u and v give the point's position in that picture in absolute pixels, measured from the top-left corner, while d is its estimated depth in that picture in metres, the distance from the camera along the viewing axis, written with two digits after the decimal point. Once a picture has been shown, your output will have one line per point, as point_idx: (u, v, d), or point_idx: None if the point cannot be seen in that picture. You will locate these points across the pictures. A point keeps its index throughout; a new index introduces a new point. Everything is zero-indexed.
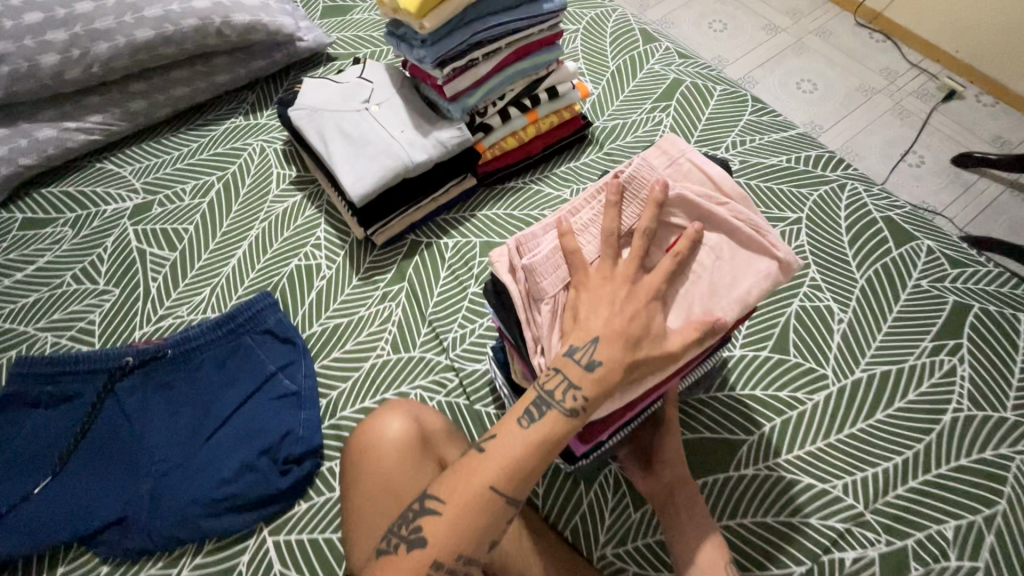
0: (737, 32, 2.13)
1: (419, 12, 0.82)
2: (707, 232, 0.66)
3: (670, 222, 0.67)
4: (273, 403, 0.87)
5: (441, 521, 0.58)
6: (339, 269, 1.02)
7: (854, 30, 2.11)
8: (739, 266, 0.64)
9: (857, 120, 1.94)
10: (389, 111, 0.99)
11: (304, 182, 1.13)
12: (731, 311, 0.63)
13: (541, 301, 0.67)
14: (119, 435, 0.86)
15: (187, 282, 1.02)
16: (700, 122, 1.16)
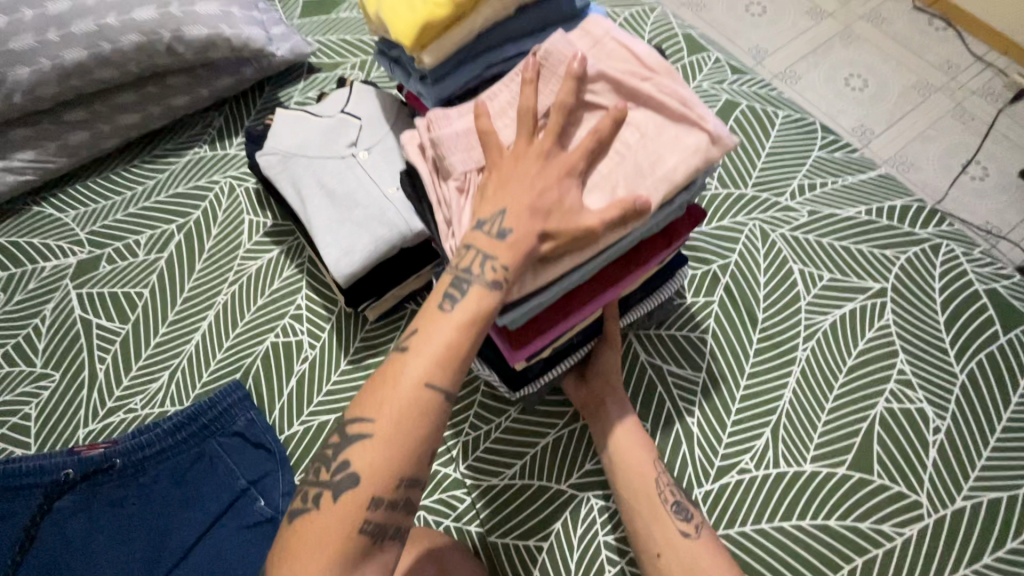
0: (778, 13, 1.84)
1: (415, 45, 0.63)
2: (631, 112, 0.59)
3: (592, 101, 0.59)
4: (246, 534, 0.73)
5: (370, 440, 0.48)
6: (324, 349, 0.85)
7: (910, 15, 1.79)
8: (664, 143, 0.57)
9: (913, 120, 1.65)
10: (381, 159, 0.79)
11: (281, 233, 0.94)
12: (657, 191, 0.56)
13: (450, 180, 0.60)
14: (59, 570, 0.71)
15: (142, 363, 0.85)
16: (759, 159, 0.96)
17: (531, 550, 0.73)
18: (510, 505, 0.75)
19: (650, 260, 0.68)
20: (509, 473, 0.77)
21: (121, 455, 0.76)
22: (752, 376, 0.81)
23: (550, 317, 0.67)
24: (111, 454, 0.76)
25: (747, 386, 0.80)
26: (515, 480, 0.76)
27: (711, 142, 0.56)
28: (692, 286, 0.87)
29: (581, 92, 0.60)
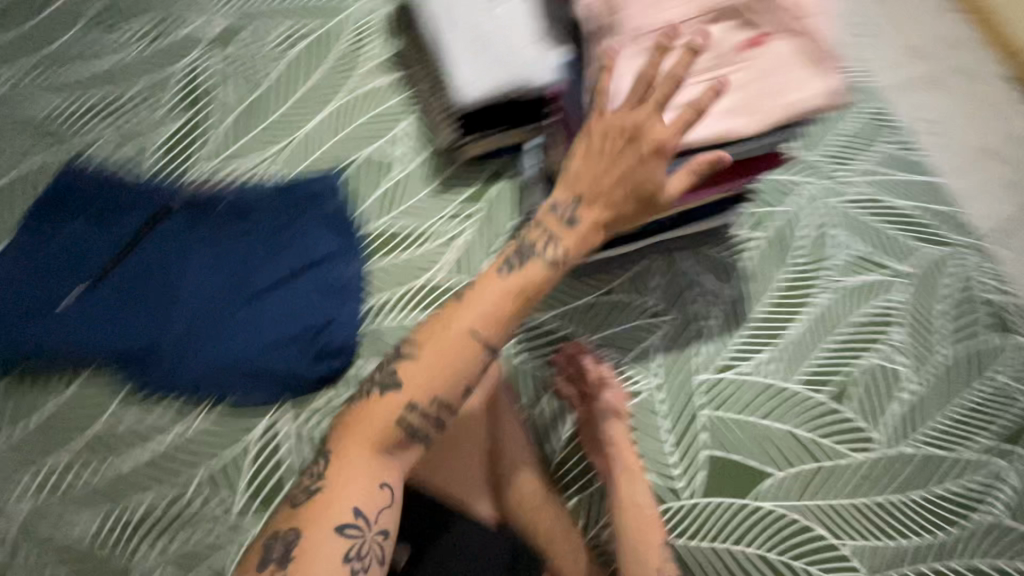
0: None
1: None
2: (777, 40, 0.63)
3: (751, 20, 0.63)
4: (313, 293, 0.83)
5: (417, 367, 0.57)
6: (417, 170, 0.94)
7: None
8: (792, 81, 0.62)
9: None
10: (520, 8, 0.86)
11: (402, 62, 1.01)
12: (768, 118, 0.62)
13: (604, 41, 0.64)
14: (157, 269, 0.83)
15: (258, 133, 0.95)
16: (833, 136, 1.04)
17: (547, 378, 0.86)
18: (541, 339, 0.88)
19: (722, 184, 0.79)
20: (545, 315, 0.89)
21: (228, 197, 0.88)
22: (771, 304, 0.92)
23: None
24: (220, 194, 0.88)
25: (763, 311, 0.92)
26: (550, 324, 0.88)
27: (831, 89, 0.62)
28: (744, 220, 0.97)
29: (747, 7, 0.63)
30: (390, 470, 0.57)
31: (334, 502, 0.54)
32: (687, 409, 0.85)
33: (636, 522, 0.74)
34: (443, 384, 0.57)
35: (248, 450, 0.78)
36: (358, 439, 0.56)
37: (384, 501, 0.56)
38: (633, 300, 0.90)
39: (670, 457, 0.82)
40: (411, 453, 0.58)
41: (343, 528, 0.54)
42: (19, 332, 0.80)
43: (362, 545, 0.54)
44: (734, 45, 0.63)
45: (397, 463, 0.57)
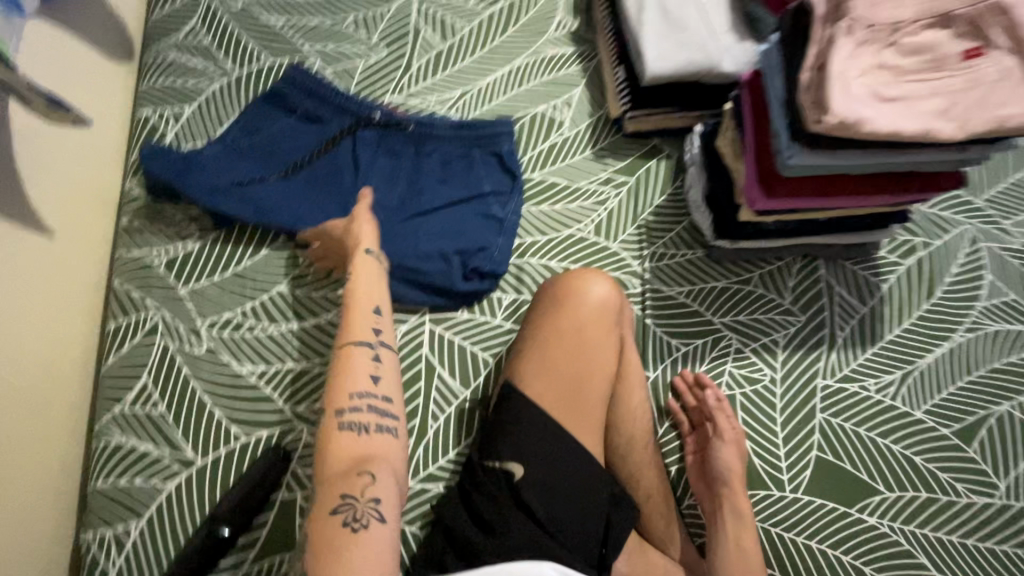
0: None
1: None
2: (1005, 55, 0.64)
3: (984, 28, 0.64)
4: (479, 220, 0.91)
5: (334, 393, 0.65)
6: (579, 134, 1.01)
7: None
8: (1013, 96, 0.63)
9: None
10: (715, 6, 0.92)
11: (581, 39, 1.09)
12: (981, 127, 0.63)
13: (840, 20, 0.64)
14: (344, 172, 0.93)
15: (446, 75, 1.05)
16: (1003, 182, 0.99)
17: (671, 346, 0.88)
18: (671, 311, 0.90)
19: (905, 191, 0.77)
20: (677, 289, 0.91)
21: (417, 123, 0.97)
22: (907, 330, 0.90)
23: (807, 193, 0.77)
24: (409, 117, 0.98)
25: (897, 336, 0.90)
26: (681, 297, 0.90)
27: None
28: (891, 244, 0.95)
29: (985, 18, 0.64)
30: (366, 366, 0.68)
31: (337, 393, 0.65)
32: (803, 408, 0.85)
33: (737, 556, 0.71)
34: (365, 312, 0.72)
35: None
36: (334, 465, 0.61)
37: (366, 389, 0.66)
38: (765, 293, 0.91)
39: (780, 449, 0.83)
40: (380, 357, 0.69)
41: (347, 416, 0.63)
42: (229, 200, 0.87)
43: (368, 422, 0.64)
44: (959, 52, 0.64)
45: (366, 361, 0.68)
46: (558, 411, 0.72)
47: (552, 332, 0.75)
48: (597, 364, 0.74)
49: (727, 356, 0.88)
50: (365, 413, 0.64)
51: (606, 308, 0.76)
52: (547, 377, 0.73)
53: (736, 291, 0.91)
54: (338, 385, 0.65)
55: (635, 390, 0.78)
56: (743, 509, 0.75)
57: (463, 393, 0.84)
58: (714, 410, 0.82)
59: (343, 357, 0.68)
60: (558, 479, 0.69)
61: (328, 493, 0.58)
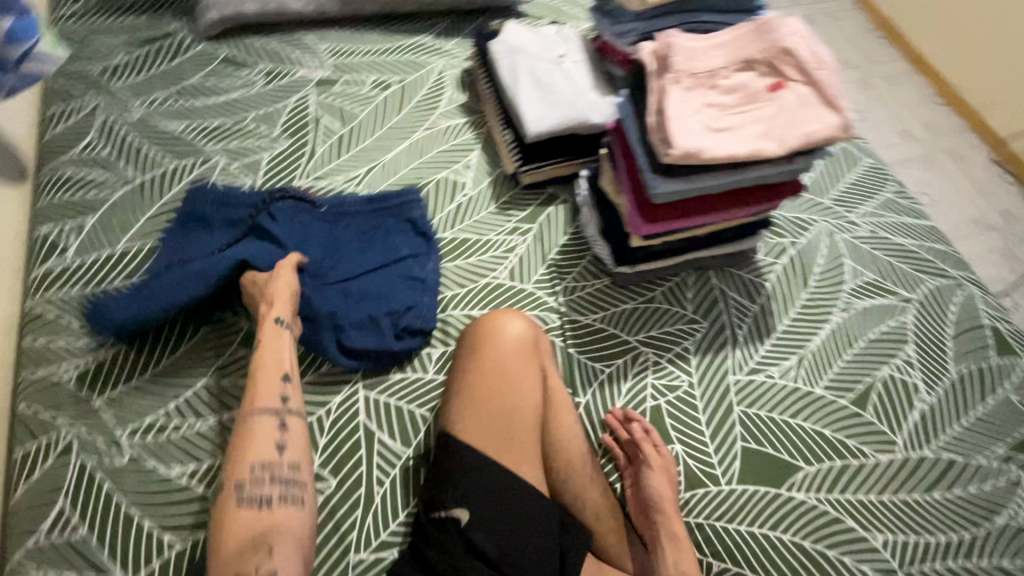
0: (890, 97, 1.88)
1: None
2: (799, 85, 0.79)
3: (778, 68, 0.80)
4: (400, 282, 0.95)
5: (236, 462, 0.71)
6: (481, 192, 1.10)
7: (986, 165, 1.75)
8: (812, 113, 0.78)
9: (994, 234, 1.64)
10: (578, 71, 1.08)
11: (470, 109, 1.21)
12: (795, 139, 0.77)
13: (667, 73, 0.79)
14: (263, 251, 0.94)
15: (350, 155, 1.12)
16: (841, 183, 1.18)
17: (596, 369, 0.94)
18: (590, 338, 0.97)
19: (759, 203, 0.90)
20: (592, 316, 0.99)
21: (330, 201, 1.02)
22: (793, 319, 1.02)
23: (679, 215, 0.88)
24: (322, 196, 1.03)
25: (788, 325, 1.01)
26: (597, 323, 0.98)
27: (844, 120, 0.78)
28: (766, 248, 1.09)
29: (777, 59, 0.80)
30: (271, 436, 0.73)
31: (241, 463, 0.71)
32: (722, 405, 0.93)
33: None
34: (274, 380, 0.78)
35: (325, 418, 0.86)
36: (232, 538, 0.65)
37: (271, 459, 0.71)
38: (669, 307, 1.01)
39: (709, 446, 0.90)
40: (283, 425, 0.75)
41: (246, 490, 0.68)
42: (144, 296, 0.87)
43: (269, 494, 0.69)
44: (764, 86, 0.80)
45: (271, 429, 0.74)
46: (494, 453, 0.75)
47: (478, 377, 0.78)
48: (525, 402, 0.78)
49: (648, 369, 0.95)
50: (264, 487, 0.69)
51: (524, 346, 0.80)
52: (480, 423, 0.76)
53: (644, 309, 1.00)
54: (243, 453, 0.71)
55: (566, 419, 0.81)
56: (680, 535, 0.79)
57: (405, 452, 0.85)
58: (642, 441, 0.86)
59: (247, 427, 0.73)
60: (505, 521, 0.70)
61: (223, 564, 0.63)
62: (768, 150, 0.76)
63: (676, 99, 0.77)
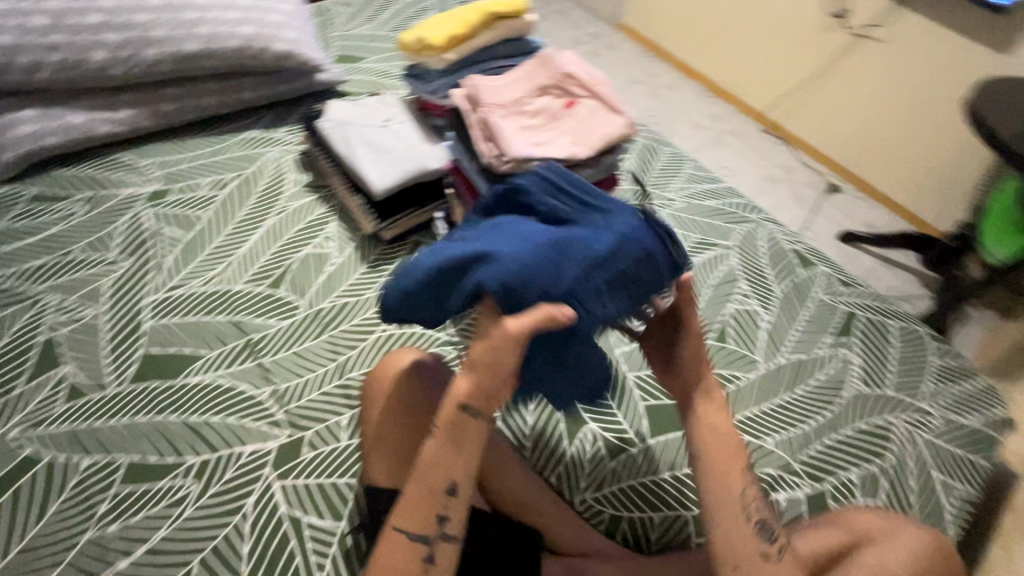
0: (674, 100, 2.28)
1: (445, 45, 1.07)
2: (586, 99, 0.96)
3: (567, 89, 0.97)
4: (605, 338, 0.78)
5: None
6: (348, 257, 1.14)
7: (758, 135, 2.17)
8: (603, 117, 0.94)
9: (779, 185, 2.03)
10: (406, 129, 1.18)
11: (316, 186, 1.25)
12: (595, 138, 0.92)
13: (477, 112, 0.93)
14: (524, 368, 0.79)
15: (203, 257, 1.09)
16: (652, 171, 1.41)
17: None
18: None
19: None
20: None
21: (612, 237, 0.73)
22: None
23: None
24: (599, 231, 0.73)
25: None
26: None
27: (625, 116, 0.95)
28: None
29: (561, 83, 0.97)
30: (408, 561, 0.67)
31: None
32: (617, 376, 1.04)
33: (717, 450, 0.77)
34: (434, 495, 0.69)
35: (244, 523, 0.81)
36: None
37: None
38: None
39: (618, 413, 0.99)
40: (427, 559, 0.67)
41: None
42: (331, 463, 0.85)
43: None
44: (559, 105, 0.95)
45: (418, 563, 0.67)
46: None
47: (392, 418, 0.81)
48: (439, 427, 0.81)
49: None
50: None
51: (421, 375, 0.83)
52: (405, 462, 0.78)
53: None
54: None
55: None
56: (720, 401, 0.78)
57: (339, 525, 0.82)
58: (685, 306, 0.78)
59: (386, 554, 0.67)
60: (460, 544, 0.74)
61: None
62: (579, 153, 0.91)
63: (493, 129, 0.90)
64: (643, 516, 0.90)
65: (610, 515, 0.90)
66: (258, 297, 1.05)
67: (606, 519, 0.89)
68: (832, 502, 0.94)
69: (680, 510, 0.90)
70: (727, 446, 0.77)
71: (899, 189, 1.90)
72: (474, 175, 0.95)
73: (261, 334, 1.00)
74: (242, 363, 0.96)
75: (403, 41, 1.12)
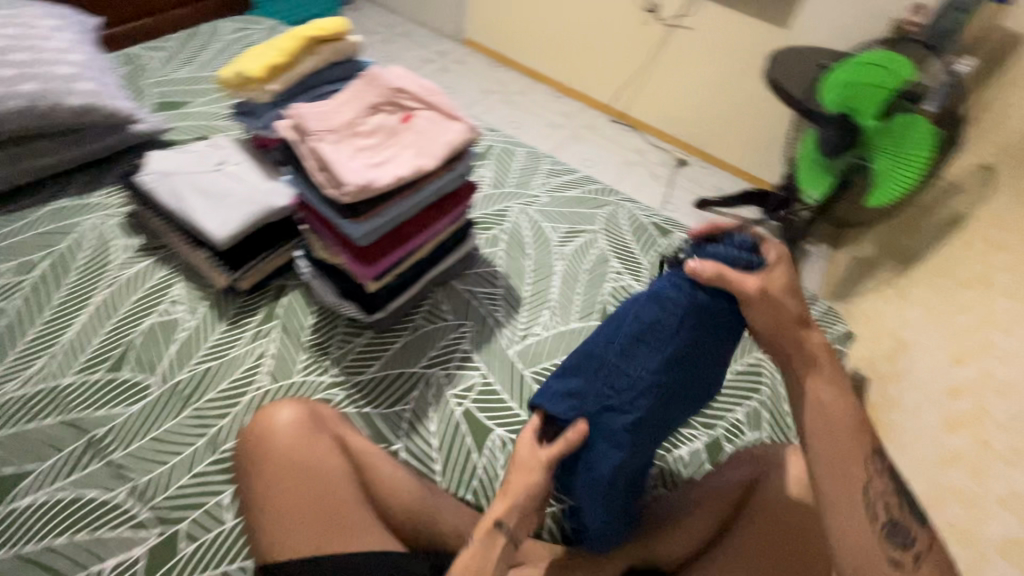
0: (527, 104, 2.37)
1: (266, 76, 1.01)
2: (423, 111, 0.96)
3: (400, 104, 0.96)
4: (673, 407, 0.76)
5: None
6: (202, 318, 1.02)
7: (609, 125, 2.33)
8: (442, 127, 0.95)
9: (636, 168, 2.19)
10: (243, 169, 1.10)
11: (153, 248, 1.12)
12: (440, 148, 0.92)
13: (307, 137, 0.88)
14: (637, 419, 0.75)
15: (17, 355, 0.93)
16: (512, 173, 1.44)
17: (397, 413, 0.95)
18: (379, 388, 0.98)
19: (449, 212, 1.05)
20: (372, 369, 1.00)
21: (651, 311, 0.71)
22: (531, 284, 1.20)
23: (391, 247, 0.97)
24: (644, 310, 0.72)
25: (529, 291, 1.18)
26: (379, 373, 1.00)
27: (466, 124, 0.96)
28: (483, 242, 1.26)
29: (394, 99, 0.96)
30: None
31: None
32: (511, 376, 1.03)
33: (825, 419, 0.64)
34: None
35: None
36: None
37: None
38: (435, 325, 1.08)
39: (519, 411, 0.98)
40: None
41: None
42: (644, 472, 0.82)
43: None
44: (397, 121, 0.94)
45: None
46: (331, 543, 0.68)
47: (280, 483, 0.71)
48: (333, 476, 0.73)
49: (444, 384, 1.00)
50: None
51: (302, 427, 0.75)
52: (300, 527, 0.68)
53: (413, 339, 1.05)
54: None
55: (386, 467, 0.79)
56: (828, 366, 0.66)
57: None
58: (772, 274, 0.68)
59: None
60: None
61: None
62: (425, 164, 0.90)
63: (328, 152, 0.85)
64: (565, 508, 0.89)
65: None
66: (97, 386, 0.91)
67: None
68: (729, 444, 0.99)
69: None
70: (843, 416, 0.64)
71: (733, 154, 2.14)
72: (320, 204, 0.90)
73: (107, 428, 0.87)
74: (87, 467, 0.82)
75: (219, 77, 1.04)
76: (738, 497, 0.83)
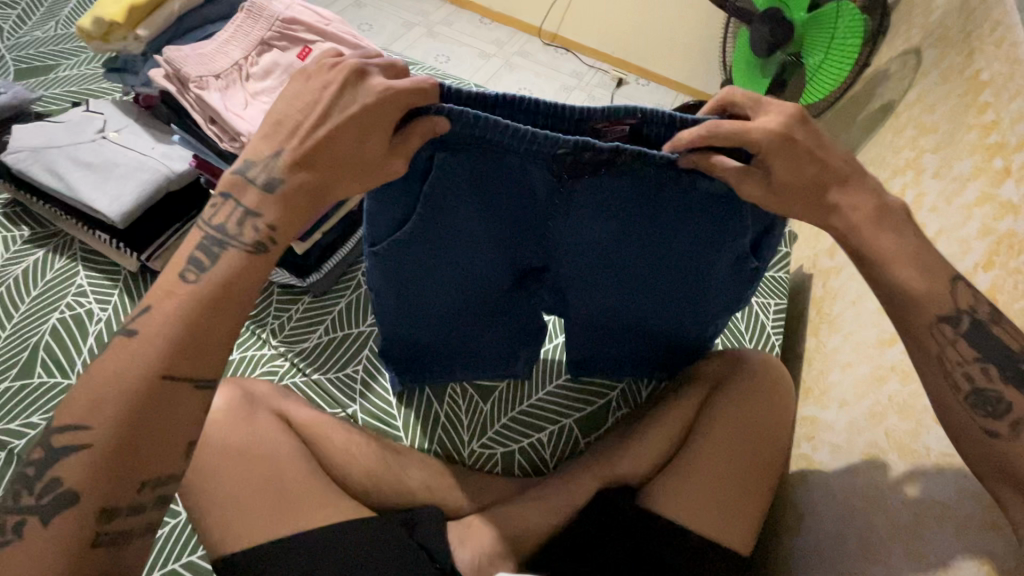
0: (452, 34, 2.20)
1: (129, 19, 0.87)
2: (324, 43, 0.85)
3: (295, 37, 0.84)
4: (646, 255, 0.60)
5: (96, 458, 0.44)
6: (116, 307, 0.93)
7: (542, 49, 2.20)
8: None
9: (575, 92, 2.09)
10: (129, 135, 0.96)
11: (44, 236, 0.99)
12: None
13: (190, 85, 0.78)
14: (600, 250, 0.59)
15: None
16: None
17: (349, 375, 0.91)
18: (327, 353, 0.93)
19: None
20: (316, 335, 0.94)
21: (517, 189, 0.54)
22: None
23: None
24: (494, 196, 0.55)
25: None
26: (324, 337, 0.94)
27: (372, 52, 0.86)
28: None
29: (287, 30, 0.84)
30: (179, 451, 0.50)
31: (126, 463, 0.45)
32: None
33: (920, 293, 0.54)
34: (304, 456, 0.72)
35: None
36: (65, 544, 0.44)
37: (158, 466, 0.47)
38: None
39: None
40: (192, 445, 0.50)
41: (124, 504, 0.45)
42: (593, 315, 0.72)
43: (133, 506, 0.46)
44: (294, 58, 0.83)
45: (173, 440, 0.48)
46: (280, 520, 0.65)
47: (218, 469, 0.67)
48: (279, 455, 0.70)
49: None
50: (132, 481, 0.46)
51: (234, 410, 0.71)
52: (251, 509, 0.65)
53: (355, 297, 0.99)
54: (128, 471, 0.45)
55: (338, 436, 0.76)
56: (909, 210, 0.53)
57: None
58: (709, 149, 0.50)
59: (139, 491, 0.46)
60: (353, 556, 0.64)
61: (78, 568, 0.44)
62: None
63: (216, 101, 0.77)
64: (532, 442, 0.89)
65: (501, 454, 0.88)
66: (8, 397, 0.83)
67: (501, 462, 0.88)
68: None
69: (564, 420, 0.91)
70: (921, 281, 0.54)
71: (671, 67, 2.07)
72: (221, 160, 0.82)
73: (29, 438, 0.80)
74: None
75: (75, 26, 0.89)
76: (695, 406, 0.85)
